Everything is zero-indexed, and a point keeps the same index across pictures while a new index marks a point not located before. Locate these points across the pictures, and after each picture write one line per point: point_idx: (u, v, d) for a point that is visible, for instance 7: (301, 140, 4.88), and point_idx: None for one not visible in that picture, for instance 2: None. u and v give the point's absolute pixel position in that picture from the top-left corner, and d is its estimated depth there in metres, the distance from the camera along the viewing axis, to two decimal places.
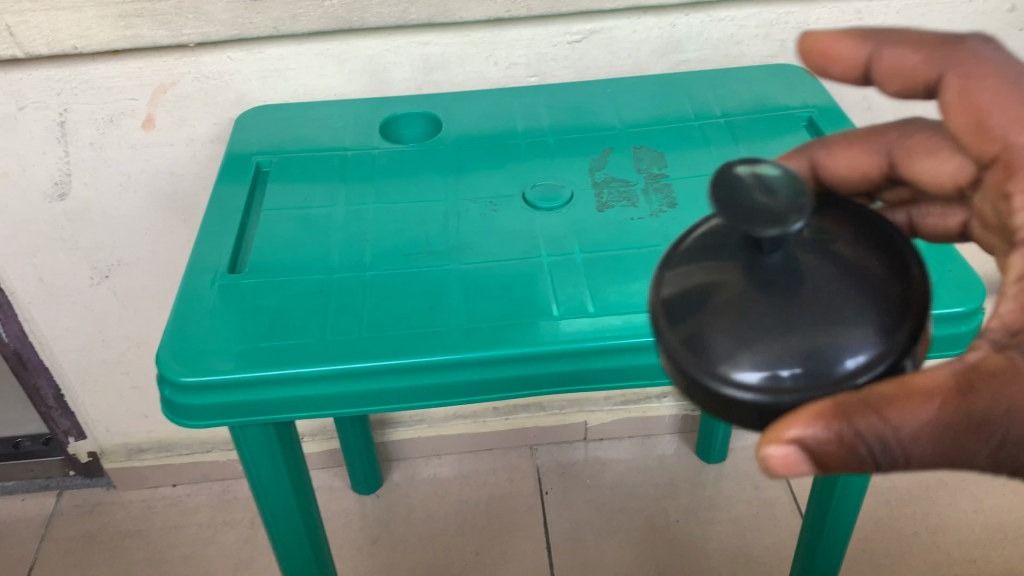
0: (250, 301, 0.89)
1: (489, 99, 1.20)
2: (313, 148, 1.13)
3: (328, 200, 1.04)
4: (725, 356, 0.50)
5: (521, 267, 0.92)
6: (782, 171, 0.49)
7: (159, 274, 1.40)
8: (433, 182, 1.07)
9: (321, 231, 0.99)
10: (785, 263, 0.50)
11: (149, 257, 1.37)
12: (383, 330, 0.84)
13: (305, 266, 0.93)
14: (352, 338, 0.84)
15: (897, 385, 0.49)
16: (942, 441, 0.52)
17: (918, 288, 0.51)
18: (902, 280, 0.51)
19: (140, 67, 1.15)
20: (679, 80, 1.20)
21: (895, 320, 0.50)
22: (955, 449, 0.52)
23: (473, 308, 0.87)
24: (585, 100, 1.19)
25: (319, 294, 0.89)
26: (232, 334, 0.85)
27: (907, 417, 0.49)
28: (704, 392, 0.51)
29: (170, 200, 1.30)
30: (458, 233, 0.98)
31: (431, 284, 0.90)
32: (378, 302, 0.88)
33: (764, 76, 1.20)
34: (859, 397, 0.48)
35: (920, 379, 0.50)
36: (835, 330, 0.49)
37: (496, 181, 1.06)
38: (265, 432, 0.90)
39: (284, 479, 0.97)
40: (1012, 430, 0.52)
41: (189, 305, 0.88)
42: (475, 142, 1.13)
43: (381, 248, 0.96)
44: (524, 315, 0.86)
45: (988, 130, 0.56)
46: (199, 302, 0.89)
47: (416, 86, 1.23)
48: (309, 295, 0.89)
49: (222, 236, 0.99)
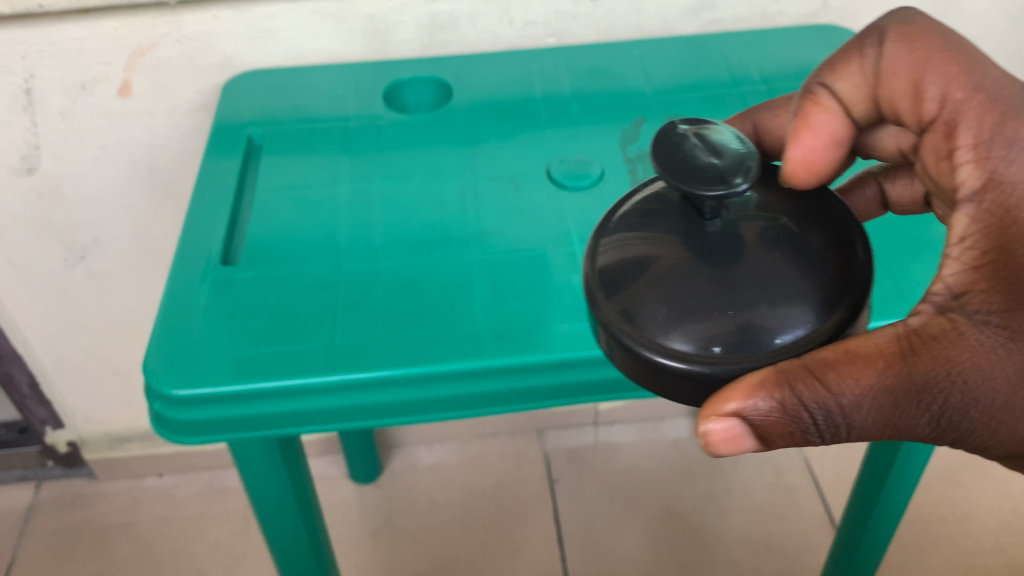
0: (248, 298, 0.78)
1: (503, 63, 1.09)
2: (310, 118, 1.02)
3: (330, 179, 0.93)
4: (665, 328, 0.52)
5: (552, 258, 0.82)
6: (727, 132, 0.54)
7: (140, 254, 1.29)
8: (446, 158, 0.96)
9: (323, 215, 0.88)
10: (725, 230, 0.54)
11: (128, 238, 1.26)
12: (401, 333, 0.74)
13: (307, 256, 0.83)
14: (365, 342, 0.73)
15: (840, 350, 0.51)
16: (883, 411, 0.52)
17: (862, 252, 0.53)
18: (845, 249, 0.54)
19: (115, 28, 1.03)
20: (712, 46, 1.10)
21: (830, 290, 0.52)
22: (897, 419, 0.53)
23: (500, 306, 0.77)
24: (609, 64, 1.08)
25: (325, 289, 0.79)
26: (228, 338, 0.74)
27: (850, 383, 0.51)
28: (636, 363, 0.53)
29: (150, 174, 1.19)
30: (478, 217, 0.87)
31: (451, 278, 0.80)
32: (391, 299, 0.78)
33: (804, 39, 1.10)
34: (800, 362, 0.50)
35: (864, 344, 0.52)
36: (768, 296, 0.52)
37: (517, 156, 0.95)
38: (270, 455, 0.79)
39: (290, 505, 0.86)
40: (954, 398, 0.52)
41: (178, 304, 0.78)
42: (490, 112, 1.02)
43: (392, 235, 0.85)
44: (559, 313, 0.76)
45: (922, 94, 0.58)
46: (189, 297, 0.78)
47: (422, 48, 1.11)
48: (313, 290, 0.79)
49: (212, 220, 0.88)
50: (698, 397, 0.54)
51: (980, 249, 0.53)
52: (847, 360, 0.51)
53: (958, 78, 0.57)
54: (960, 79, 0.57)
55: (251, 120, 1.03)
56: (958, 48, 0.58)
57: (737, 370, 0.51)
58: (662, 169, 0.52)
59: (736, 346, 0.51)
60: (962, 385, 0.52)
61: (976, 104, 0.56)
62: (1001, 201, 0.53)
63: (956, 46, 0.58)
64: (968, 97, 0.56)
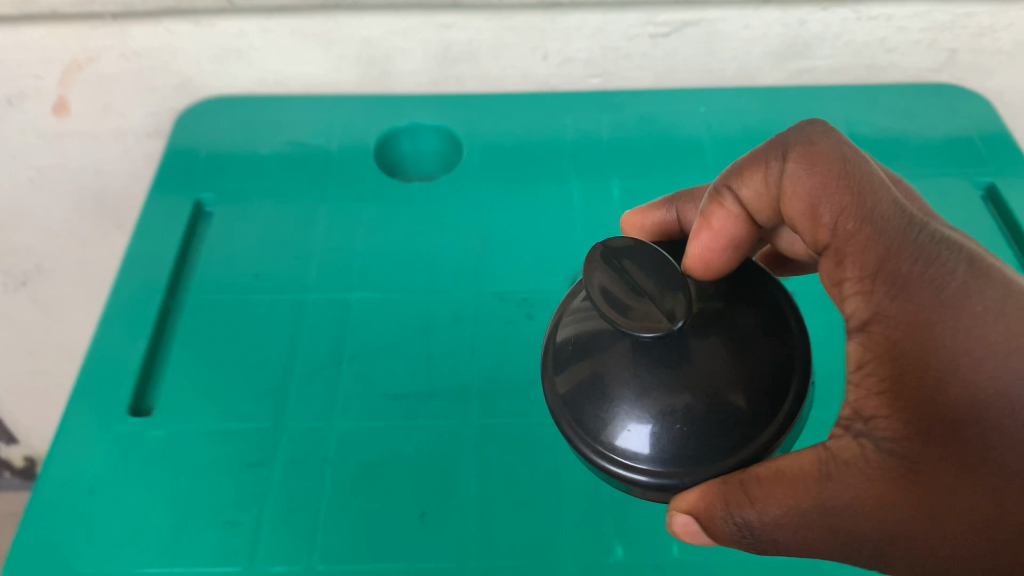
0: (158, 487, 0.61)
1: (526, 113, 0.87)
2: (280, 180, 0.82)
3: (292, 280, 0.74)
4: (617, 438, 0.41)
5: (559, 444, 0.63)
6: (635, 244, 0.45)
7: (91, 283, 1.07)
8: (441, 257, 0.75)
9: (274, 338, 0.69)
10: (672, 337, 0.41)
11: (74, 267, 1.05)
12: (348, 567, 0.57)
13: (241, 410, 0.65)
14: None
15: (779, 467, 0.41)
16: (805, 540, 0.42)
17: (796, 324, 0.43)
18: (779, 318, 0.43)
19: (40, 37, 0.79)
20: (796, 112, 0.87)
21: (779, 365, 0.41)
22: (817, 547, 0.42)
23: (480, 520, 0.59)
24: (663, 128, 0.86)
25: (258, 478, 0.61)
26: (129, 558, 0.58)
27: (777, 503, 0.41)
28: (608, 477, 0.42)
29: (98, 201, 0.97)
30: (471, 358, 0.68)
31: (423, 463, 0.62)
32: (342, 494, 0.61)
33: (910, 104, 0.88)
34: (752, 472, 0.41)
35: (793, 463, 0.42)
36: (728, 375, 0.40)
37: (534, 263, 0.74)
38: None
39: None
40: (869, 542, 0.41)
41: (73, 494, 0.62)
42: (505, 189, 0.81)
43: (355, 381, 0.66)
44: (558, 550, 0.58)
45: (819, 222, 0.45)
46: (85, 474, 0.62)
47: (431, 81, 0.88)
48: (243, 478, 0.62)
49: (132, 342, 0.71)
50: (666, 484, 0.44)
51: (877, 378, 0.42)
52: (776, 475, 0.41)
53: (815, 222, 0.45)
54: (819, 216, 0.45)
55: (211, 182, 0.83)
56: (859, 178, 0.45)
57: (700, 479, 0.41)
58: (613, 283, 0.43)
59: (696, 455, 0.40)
60: (880, 539, 0.40)
61: (863, 237, 0.44)
62: (897, 324, 0.41)
63: (856, 176, 0.45)
64: (859, 226, 0.44)
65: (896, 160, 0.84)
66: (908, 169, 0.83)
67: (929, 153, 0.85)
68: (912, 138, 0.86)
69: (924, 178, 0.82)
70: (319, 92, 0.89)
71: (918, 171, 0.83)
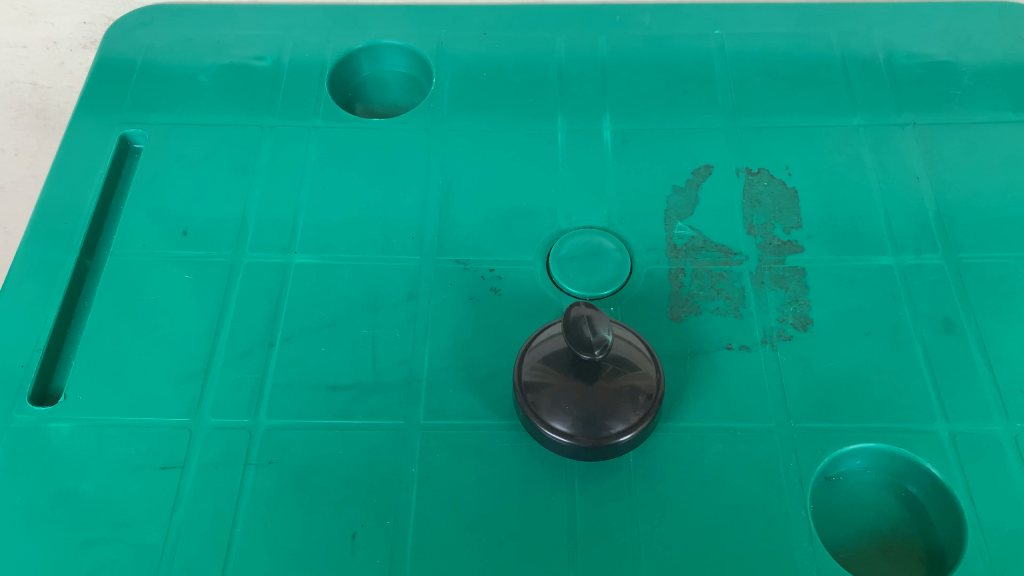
0: (48, 500, 0.51)
1: (511, 32, 0.76)
2: (221, 109, 0.71)
3: (225, 235, 0.63)
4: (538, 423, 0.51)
5: (521, 458, 0.52)
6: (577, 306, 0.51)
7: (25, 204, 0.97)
8: (397, 210, 0.64)
9: (200, 309, 0.59)
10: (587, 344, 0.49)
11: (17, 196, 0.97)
12: None
13: (156, 401, 0.55)
14: None
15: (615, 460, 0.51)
16: None
17: (651, 425, 0.51)
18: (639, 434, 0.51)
19: None
20: (829, 35, 0.74)
21: (643, 404, 0.51)
22: None
23: (428, 545, 0.50)
24: (669, 54, 0.74)
25: (167, 492, 0.51)
26: None
27: (608, 410, 0.50)
28: (535, 431, 0.52)
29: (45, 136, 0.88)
30: (425, 344, 0.57)
31: (363, 474, 0.52)
32: (265, 505, 0.51)
33: (961, 37, 0.74)
34: (614, 421, 0.50)
35: (637, 385, 0.51)
36: (619, 378, 0.51)
37: (505, 223, 0.63)
38: None
39: None
40: None
41: None
42: (478, 128, 0.69)
43: (290, 366, 0.56)
44: None
45: (720, 333, 0.57)
46: None
47: (402, 9, 0.79)
48: (147, 494, 0.51)
49: (36, 310, 0.59)
50: (568, 450, 0.51)
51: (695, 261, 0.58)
52: (608, 407, 0.50)
53: None
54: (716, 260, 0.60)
55: (143, 115, 0.71)
56: None
57: (585, 424, 0.50)
58: (534, 355, 0.53)
59: (581, 417, 0.50)
60: None
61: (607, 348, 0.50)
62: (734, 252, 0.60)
63: None
64: (625, 344, 0.53)
65: (949, 100, 0.69)
66: (960, 114, 0.68)
67: (989, 84, 0.70)
68: (970, 65, 0.72)
69: (979, 123, 0.68)
70: (273, 12, 0.78)
71: (976, 111, 0.68)
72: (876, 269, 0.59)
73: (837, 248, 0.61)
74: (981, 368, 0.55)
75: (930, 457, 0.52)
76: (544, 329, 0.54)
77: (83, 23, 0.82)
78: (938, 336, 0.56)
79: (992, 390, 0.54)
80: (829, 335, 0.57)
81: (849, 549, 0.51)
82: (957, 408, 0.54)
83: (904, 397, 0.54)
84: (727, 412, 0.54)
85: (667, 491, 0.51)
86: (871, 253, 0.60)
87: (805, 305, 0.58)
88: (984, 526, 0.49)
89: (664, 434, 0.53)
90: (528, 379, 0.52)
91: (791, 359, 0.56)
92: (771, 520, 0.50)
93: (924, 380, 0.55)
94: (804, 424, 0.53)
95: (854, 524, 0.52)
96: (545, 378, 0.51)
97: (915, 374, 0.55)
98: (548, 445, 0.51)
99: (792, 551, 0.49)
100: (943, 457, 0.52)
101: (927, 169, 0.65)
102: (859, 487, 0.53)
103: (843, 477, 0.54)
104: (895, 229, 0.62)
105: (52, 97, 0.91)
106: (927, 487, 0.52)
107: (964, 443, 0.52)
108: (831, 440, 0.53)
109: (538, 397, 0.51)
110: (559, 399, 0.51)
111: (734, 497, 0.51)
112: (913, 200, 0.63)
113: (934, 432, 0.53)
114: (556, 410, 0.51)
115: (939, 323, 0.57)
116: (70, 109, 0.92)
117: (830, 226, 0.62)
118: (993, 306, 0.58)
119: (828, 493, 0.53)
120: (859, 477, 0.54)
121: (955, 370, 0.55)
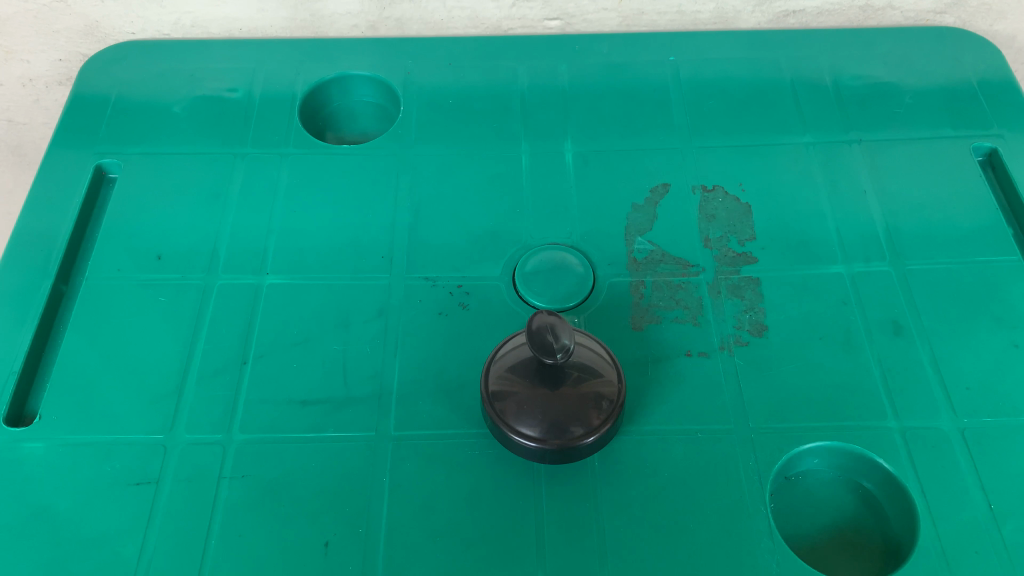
0: (24, 517, 0.52)
1: (476, 62, 0.79)
2: (194, 139, 0.73)
3: (198, 259, 0.64)
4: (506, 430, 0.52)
5: (489, 465, 0.54)
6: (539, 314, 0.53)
7: None
8: (367, 231, 0.66)
9: (174, 330, 0.60)
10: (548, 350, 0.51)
11: None
12: None
13: (131, 418, 0.56)
14: None
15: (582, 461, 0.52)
16: None
17: (613, 428, 0.53)
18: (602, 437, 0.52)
19: None
20: (778, 60, 0.78)
21: (605, 409, 0.52)
22: None
23: (399, 550, 0.51)
24: (628, 80, 0.77)
25: (141, 506, 0.52)
26: None
27: (573, 415, 0.52)
28: (504, 439, 0.53)
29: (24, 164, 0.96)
30: (395, 358, 0.59)
31: (335, 484, 0.53)
32: (239, 518, 0.52)
33: (902, 62, 0.78)
34: (578, 427, 0.51)
35: (600, 390, 0.53)
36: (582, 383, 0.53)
37: (472, 242, 0.65)
38: None
39: None
40: None
41: None
42: (445, 152, 0.71)
43: (263, 383, 0.57)
44: None
45: (680, 341, 0.59)
46: None
47: (370, 43, 0.82)
48: (121, 509, 0.52)
49: (12, 334, 0.60)
50: (536, 454, 0.52)
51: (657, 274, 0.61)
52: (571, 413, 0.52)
53: None
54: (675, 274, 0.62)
55: (119, 145, 0.73)
56: None
57: (550, 429, 0.51)
58: (500, 365, 0.55)
59: (545, 422, 0.52)
60: None
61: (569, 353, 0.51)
62: (691, 265, 0.63)
63: None
64: (587, 351, 0.54)
65: (893, 119, 0.73)
66: (904, 132, 0.72)
67: (930, 104, 0.74)
68: (911, 85, 0.76)
69: (921, 140, 0.71)
70: (244, 46, 0.81)
71: (918, 128, 0.72)
72: (827, 278, 0.62)
73: (791, 257, 0.63)
74: (928, 367, 0.58)
75: (883, 452, 0.54)
76: (509, 339, 0.56)
77: (59, 59, 0.84)
78: (887, 339, 0.59)
79: (940, 387, 0.57)
80: (784, 340, 0.59)
81: (809, 544, 0.52)
82: (908, 406, 0.56)
83: (856, 396, 0.56)
84: (687, 415, 0.56)
85: (631, 492, 0.53)
86: (822, 263, 0.63)
87: (761, 312, 0.60)
88: (936, 514, 0.51)
89: (628, 438, 0.55)
90: (496, 388, 0.54)
91: (748, 364, 0.58)
92: (732, 516, 0.52)
93: (876, 380, 0.57)
94: (762, 424, 0.55)
95: (812, 520, 0.53)
96: (511, 386, 0.53)
97: (867, 375, 0.57)
98: (516, 450, 0.53)
99: (753, 546, 0.50)
100: (895, 451, 0.54)
101: (874, 183, 0.68)
102: (817, 484, 0.55)
103: (801, 476, 0.56)
104: (845, 239, 0.64)
105: (27, 133, 0.94)
106: (880, 481, 0.54)
107: (915, 438, 0.54)
108: (788, 439, 0.54)
109: (505, 405, 0.53)
110: (525, 405, 0.52)
111: (696, 495, 0.52)
112: (861, 212, 0.66)
113: (885, 428, 0.55)
114: (523, 416, 0.52)
115: (888, 326, 0.60)
116: (45, 144, 0.95)
117: (783, 238, 0.64)
118: (938, 309, 0.60)
119: (788, 492, 0.55)
120: (816, 475, 0.56)
121: (904, 369, 0.57)
